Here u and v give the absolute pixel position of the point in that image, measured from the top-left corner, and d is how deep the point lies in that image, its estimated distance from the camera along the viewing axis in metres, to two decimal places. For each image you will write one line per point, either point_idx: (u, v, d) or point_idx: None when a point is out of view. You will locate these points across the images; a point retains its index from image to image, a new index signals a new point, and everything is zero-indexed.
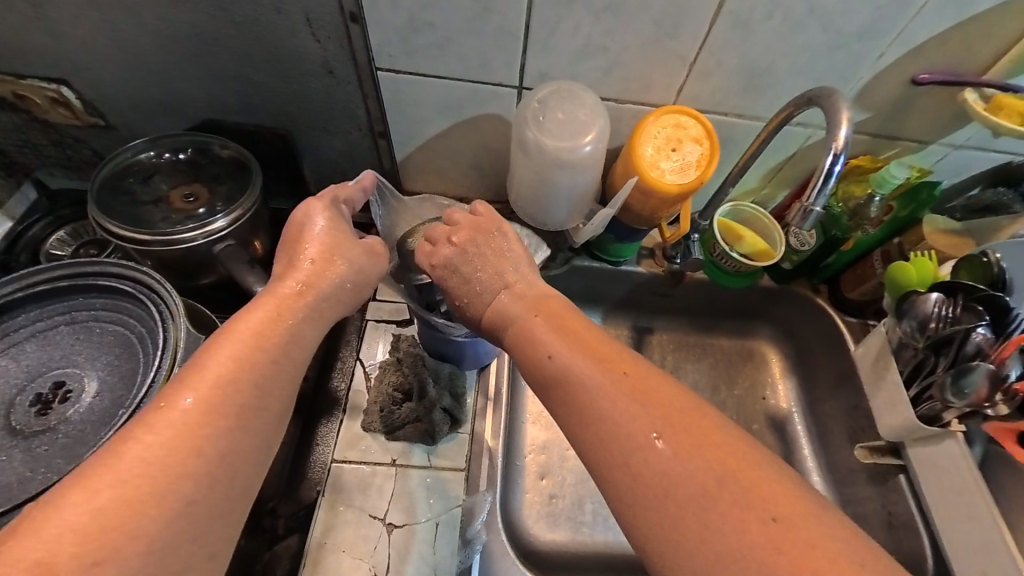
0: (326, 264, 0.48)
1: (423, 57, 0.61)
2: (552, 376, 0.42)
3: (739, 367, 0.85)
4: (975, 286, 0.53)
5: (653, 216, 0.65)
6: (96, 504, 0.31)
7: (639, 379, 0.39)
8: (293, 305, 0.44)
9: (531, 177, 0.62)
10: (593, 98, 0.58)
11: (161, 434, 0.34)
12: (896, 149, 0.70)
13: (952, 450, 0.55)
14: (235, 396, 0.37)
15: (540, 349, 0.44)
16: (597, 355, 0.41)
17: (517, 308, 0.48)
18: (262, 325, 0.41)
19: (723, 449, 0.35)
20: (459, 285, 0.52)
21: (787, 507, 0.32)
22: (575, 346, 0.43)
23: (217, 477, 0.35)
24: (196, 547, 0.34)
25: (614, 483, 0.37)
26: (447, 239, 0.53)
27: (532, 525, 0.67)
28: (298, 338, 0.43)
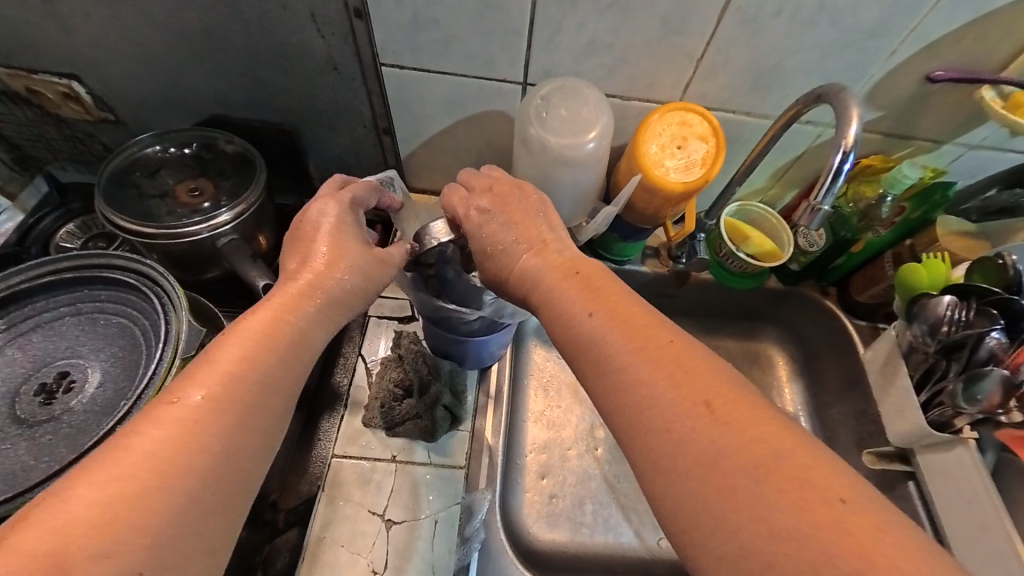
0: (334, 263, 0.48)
1: (427, 53, 0.61)
2: (585, 338, 0.41)
3: (745, 369, 0.84)
4: (989, 289, 0.50)
5: (658, 214, 0.64)
6: (103, 495, 0.31)
7: (679, 347, 0.38)
8: (303, 303, 0.44)
9: (534, 175, 0.62)
10: (597, 94, 0.58)
11: (170, 427, 0.34)
12: (908, 150, 0.69)
13: (963, 457, 0.53)
14: (242, 390, 0.37)
15: (573, 311, 0.43)
16: (639, 326, 0.39)
17: (551, 269, 0.46)
18: (267, 323, 0.42)
19: (773, 427, 0.33)
20: (490, 233, 0.50)
21: (844, 487, 0.31)
22: (615, 313, 0.41)
23: (223, 469, 0.35)
24: (197, 541, 0.33)
25: (654, 454, 0.35)
26: (485, 189, 0.53)
27: (532, 524, 0.67)
28: (307, 336, 0.44)
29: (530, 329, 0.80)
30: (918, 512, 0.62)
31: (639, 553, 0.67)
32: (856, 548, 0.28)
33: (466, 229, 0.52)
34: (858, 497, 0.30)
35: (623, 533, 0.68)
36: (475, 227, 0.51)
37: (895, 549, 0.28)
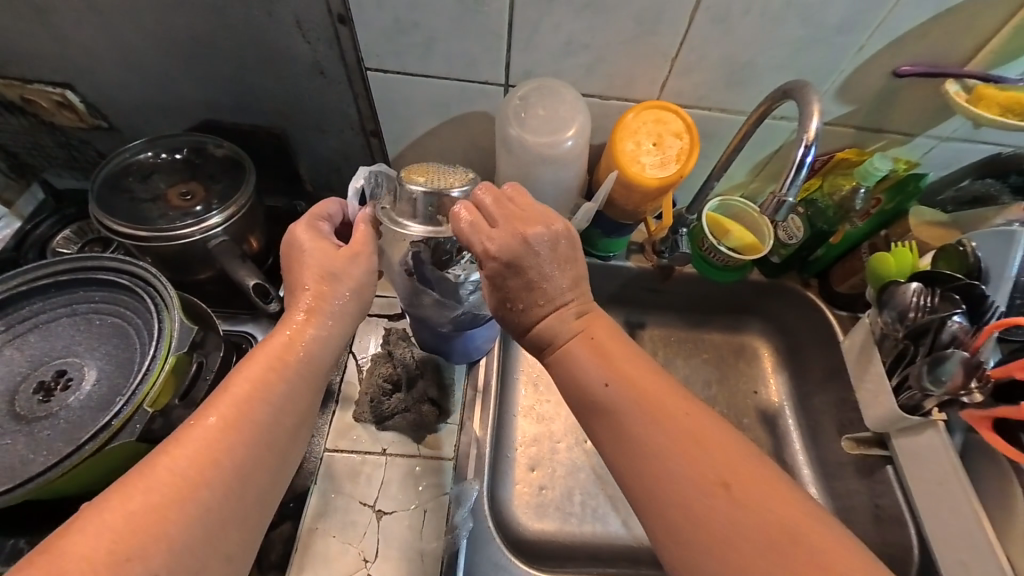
0: (322, 289, 0.51)
1: (410, 56, 0.63)
2: (607, 407, 0.43)
3: (732, 361, 0.86)
4: (953, 275, 0.51)
5: (638, 210, 0.66)
6: (130, 507, 0.36)
7: (693, 415, 0.41)
8: (312, 327, 0.49)
9: (515, 173, 0.63)
10: (574, 94, 0.59)
11: (188, 449, 0.39)
12: (882, 142, 0.70)
13: (933, 439, 0.53)
14: (254, 414, 0.43)
15: (586, 381, 0.45)
16: (658, 396, 0.42)
17: (565, 325, 0.48)
18: (276, 347, 0.47)
19: (773, 489, 0.37)
20: (512, 290, 0.49)
21: (835, 551, 0.35)
22: (631, 382, 0.43)
23: (238, 481, 0.41)
24: (199, 557, 0.37)
25: (671, 520, 0.38)
26: (513, 227, 0.48)
27: (521, 515, 0.69)
28: (309, 358, 0.48)
29: None
30: (896, 496, 0.64)
31: (627, 541, 0.69)
32: None
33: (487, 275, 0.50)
34: (845, 550, 0.35)
35: (612, 524, 0.69)
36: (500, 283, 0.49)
37: None
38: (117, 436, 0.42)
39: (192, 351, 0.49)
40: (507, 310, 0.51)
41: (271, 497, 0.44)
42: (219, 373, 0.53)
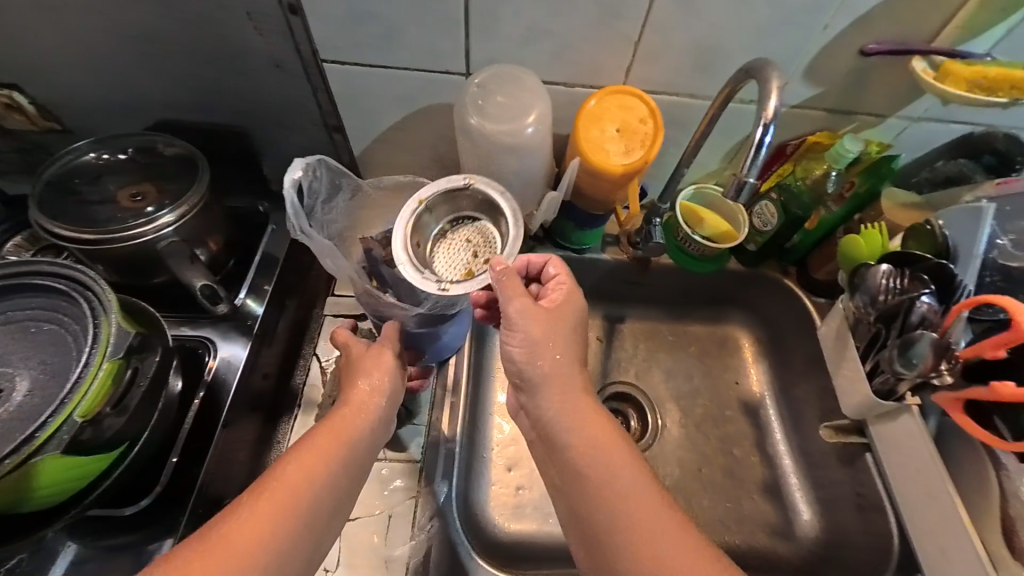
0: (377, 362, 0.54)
1: (368, 46, 0.61)
2: (577, 471, 0.46)
3: (713, 353, 0.85)
4: (921, 256, 0.50)
5: (608, 200, 0.64)
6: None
7: (650, 497, 0.44)
8: (362, 415, 0.51)
9: (478, 164, 0.61)
10: (535, 80, 0.57)
11: (246, 523, 0.41)
12: (854, 124, 0.69)
13: (909, 425, 0.52)
14: (308, 500, 0.44)
15: (560, 440, 0.48)
16: (620, 474, 0.45)
17: (547, 398, 0.49)
18: (331, 430, 0.48)
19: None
20: (549, 343, 0.50)
21: None
22: (598, 455, 0.46)
23: (277, 566, 0.41)
24: None
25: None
26: (559, 294, 0.54)
27: (499, 518, 0.67)
28: (365, 436, 0.50)
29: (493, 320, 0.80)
30: (877, 485, 0.63)
31: None
32: None
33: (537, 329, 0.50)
34: None
35: None
36: (545, 336, 0.50)
37: None
38: (41, 450, 0.40)
39: (127, 357, 0.47)
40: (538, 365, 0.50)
41: None
42: (156, 379, 0.50)
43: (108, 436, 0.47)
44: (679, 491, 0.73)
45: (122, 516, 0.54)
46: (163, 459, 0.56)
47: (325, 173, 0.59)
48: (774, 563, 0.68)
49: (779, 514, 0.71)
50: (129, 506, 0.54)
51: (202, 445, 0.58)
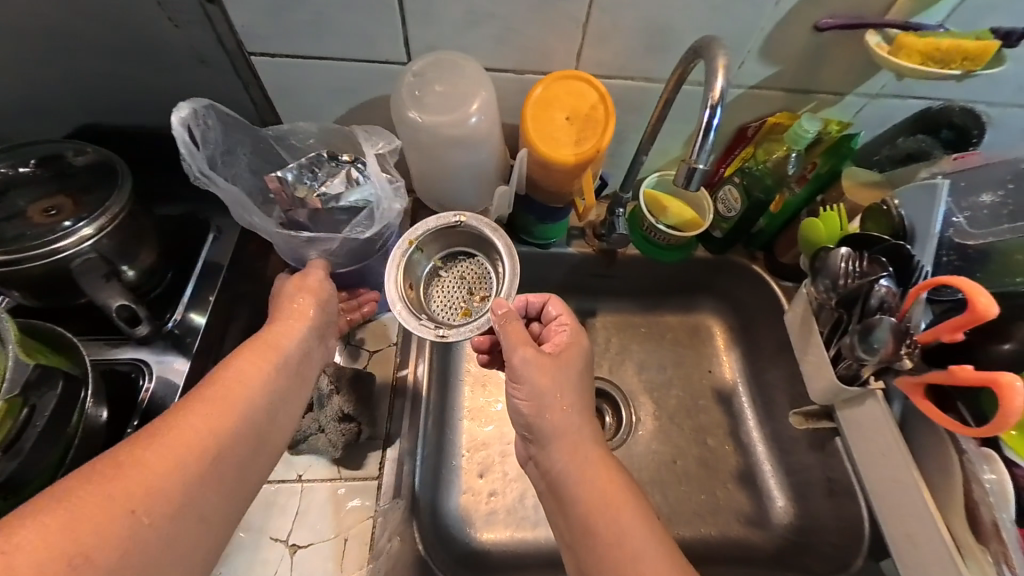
0: (302, 292, 0.57)
1: (297, 37, 0.55)
2: (590, 529, 0.43)
3: (685, 342, 0.83)
4: (879, 238, 0.48)
5: (563, 191, 0.61)
6: (112, 487, 0.36)
7: (661, 550, 0.41)
8: (296, 331, 0.54)
9: (423, 160, 0.57)
10: (475, 67, 0.53)
11: (186, 428, 0.41)
12: (814, 104, 0.67)
13: (875, 410, 0.51)
14: (247, 395, 0.46)
15: (570, 495, 0.45)
16: (634, 531, 0.42)
17: (558, 451, 0.47)
18: (263, 344, 0.51)
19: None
20: (555, 391, 0.48)
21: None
22: (612, 510, 0.43)
23: (221, 463, 0.42)
24: (175, 547, 0.38)
25: None
26: (563, 336, 0.53)
27: (469, 527, 0.64)
28: (297, 351, 0.53)
29: None
30: (847, 468, 0.62)
31: None
32: None
33: (544, 375, 0.48)
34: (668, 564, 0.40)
35: None
36: (551, 382, 0.48)
37: None
38: None
39: (22, 395, 0.44)
40: (544, 413, 0.48)
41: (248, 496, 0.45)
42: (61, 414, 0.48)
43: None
44: (654, 484, 0.72)
45: None
46: None
47: (216, 122, 0.59)
48: (748, 552, 0.67)
49: (754, 502, 0.71)
50: None
51: None
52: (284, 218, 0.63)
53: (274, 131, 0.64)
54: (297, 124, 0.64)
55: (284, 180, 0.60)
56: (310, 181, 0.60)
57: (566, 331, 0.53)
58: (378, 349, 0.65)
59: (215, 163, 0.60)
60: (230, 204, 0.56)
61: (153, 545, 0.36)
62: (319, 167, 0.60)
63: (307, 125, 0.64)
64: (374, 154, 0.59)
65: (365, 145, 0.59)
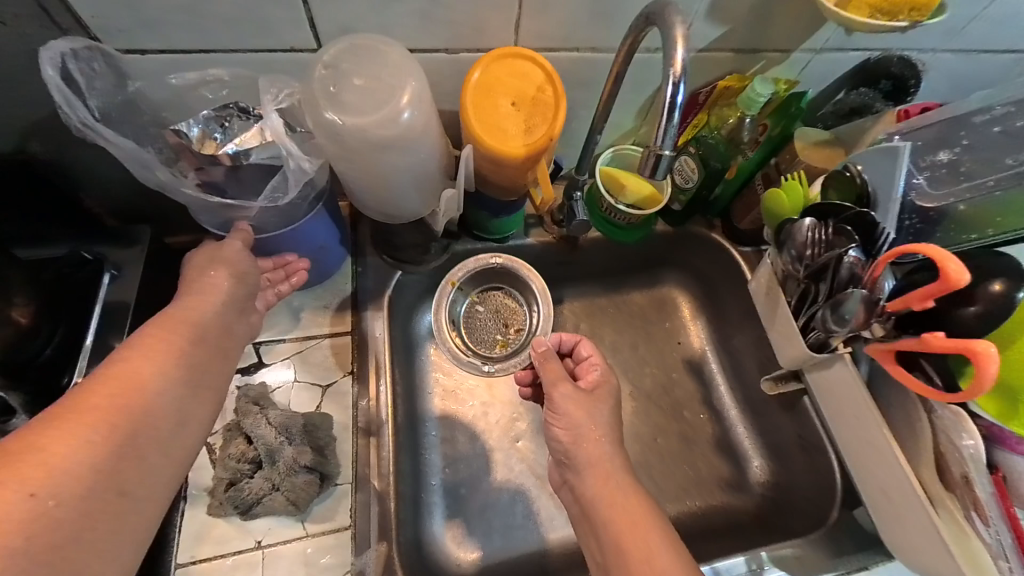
0: (208, 263, 0.48)
1: (167, 25, 0.44)
2: (616, 545, 0.43)
3: (653, 318, 0.82)
4: (843, 206, 0.48)
5: (516, 184, 0.55)
6: (1, 474, 0.31)
7: (658, 545, 0.42)
8: (210, 300, 0.47)
9: (353, 167, 0.48)
10: (397, 51, 0.45)
11: (90, 406, 0.36)
12: (762, 63, 0.65)
13: (841, 372, 0.52)
14: (158, 369, 0.40)
15: (599, 515, 0.45)
16: (647, 541, 0.42)
17: (590, 479, 0.47)
18: (174, 315, 0.44)
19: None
20: (587, 425, 0.49)
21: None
22: (635, 527, 0.43)
23: (135, 438, 0.37)
24: (90, 534, 0.33)
25: None
26: (591, 372, 0.54)
27: (456, 547, 0.63)
28: (217, 323, 0.47)
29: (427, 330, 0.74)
30: (815, 424, 0.65)
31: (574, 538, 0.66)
32: None
33: (576, 411, 0.49)
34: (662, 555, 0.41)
35: (557, 523, 0.66)
36: (583, 418, 0.49)
37: None
38: None
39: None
40: (575, 443, 0.48)
41: (174, 475, 0.40)
42: None
43: None
44: (638, 468, 0.72)
45: None
46: None
47: (105, 66, 0.45)
48: (730, 515, 0.70)
49: (732, 466, 0.73)
50: None
51: None
52: (198, 179, 0.48)
53: (179, 79, 0.48)
54: (206, 70, 0.48)
55: (184, 135, 0.45)
56: (220, 135, 0.46)
57: (594, 368, 0.54)
58: (330, 383, 0.57)
59: (103, 113, 0.45)
60: (125, 162, 0.44)
61: (66, 525, 0.32)
62: (228, 118, 0.46)
63: (220, 71, 0.48)
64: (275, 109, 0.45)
65: (263, 95, 0.45)
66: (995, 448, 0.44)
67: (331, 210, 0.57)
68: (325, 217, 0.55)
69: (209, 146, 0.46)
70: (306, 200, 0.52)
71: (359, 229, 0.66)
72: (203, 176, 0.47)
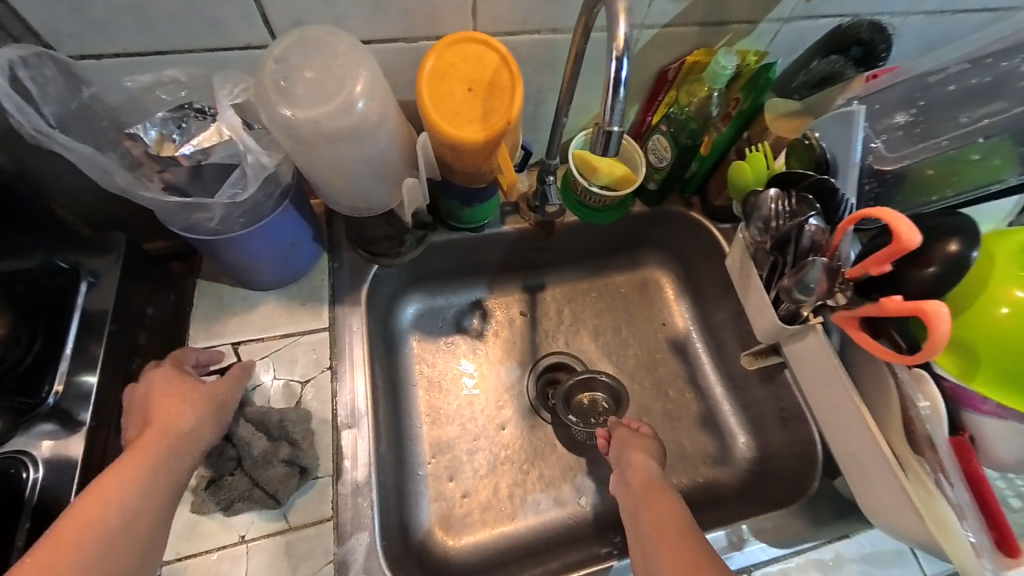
0: (182, 382, 0.52)
1: (116, 29, 0.44)
2: (637, 488, 0.56)
3: (636, 301, 0.83)
4: (804, 174, 0.48)
5: (480, 170, 0.55)
6: None
7: (666, 501, 0.53)
8: (179, 425, 0.49)
9: (311, 161, 0.48)
10: (346, 41, 0.45)
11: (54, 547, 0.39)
12: (728, 36, 0.64)
13: (812, 341, 0.52)
14: (118, 498, 0.43)
15: (628, 476, 0.58)
16: (661, 493, 0.55)
17: (622, 451, 0.62)
18: (145, 438, 0.47)
19: (664, 506, 0.53)
20: (625, 436, 0.64)
21: (662, 510, 0.52)
22: (652, 484, 0.56)
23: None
24: None
25: (652, 559, 0.49)
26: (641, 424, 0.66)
27: (445, 534, 0.64)
28: (183, 442, 0.48)
29: (409, 323, 0.75)
30: (795, 396, 0.66)
31: (560, 519, 0.67)
32: (669, 546, 0.48)
33: (620, 428, 0.65)
34: (673, 508, 0.53)
35: (543, 506, 0.68)
36: (626, 433, 0.64)
37: (684, 528, 0.50)
38: None
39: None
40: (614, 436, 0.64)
41: None
42: None
43: None
44: None
45: None
46: None
47: (58, 73, 0.44)
48: (717, 491, 0.70)
49: (717, 443, 0.73)
50: None
51: None
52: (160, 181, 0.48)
53: (134, 83, 0.48)
54: (162, 73, 0.48)
55: (142, 136, 0.46)
56: (177, 136, 0.47)
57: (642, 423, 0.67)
58: (309, 377, 0.58)
59: (61, 120, 0.46)
60: (84, 168, 0.44)
61: None
62: (185, 119, 0.47)
63: (176, 72, 0.48)
64: (230, 104, 0.45)
65: (218, 91, 0.45)
66: (961, 410, 0.45)
67: (299, 207, 0.56)
68: (292, 215, 0.55)
69: (166, 147, 0.47)
70: (270, 197, 0.52)
71: (334, 225, 0.67)
72: (163, 177, 0.48)
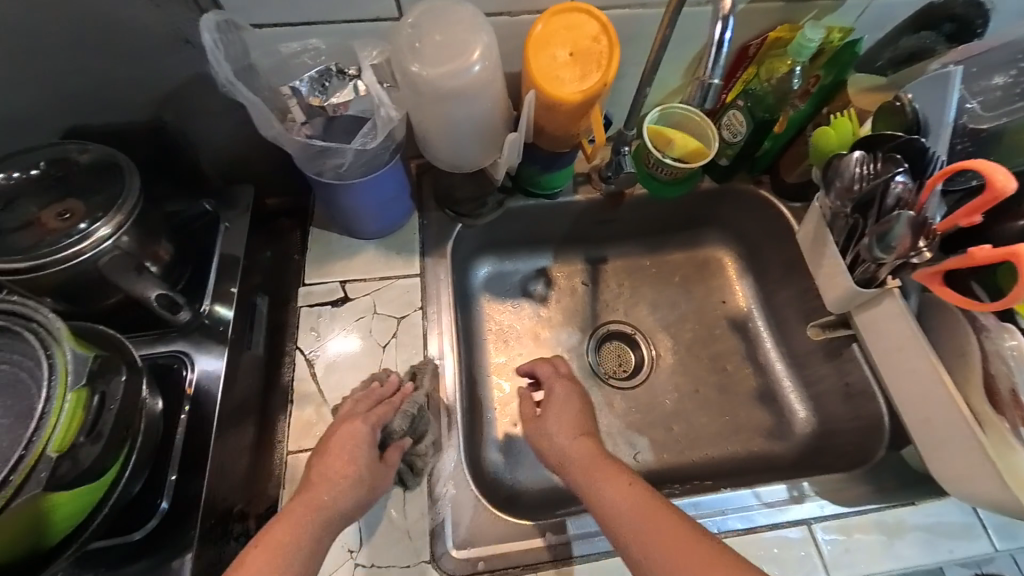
0: (352, 441, 0.52)
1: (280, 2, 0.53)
2: (577, 465, 0.53)
3: (696, 277, 0.85)
4: (891, 137, 0.50)
5: (568, 133, 0.60)
6: None
7: (614, 469, 0.51)
8: (329, 498, 0.49)
9: (425, 117, 0.55)
10: (468, 11, 0.52)
11: None
12: (813, 12, 0.65)
13: (889, 308, 0.53)
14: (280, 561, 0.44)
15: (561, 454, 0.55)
16: (601, 467, 0.52)
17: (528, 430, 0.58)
18: (309, 499, 0.49)
19: (616, 476, 0.51)
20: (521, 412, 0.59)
21: (619, 485, 0.50)
22: (590, 461, 0.53)
23: None
24: None
25: (636, 549, 0.47)
26: (558, 378, 0.60)
27: (510, 472, 0.70)
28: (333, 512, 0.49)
29: (480, 284, 0.81)
30: (863, 371, 0.67)
31: None
32: (660, 538, 0.46)
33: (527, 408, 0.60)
34: (630, 483, 0.50)
35: None
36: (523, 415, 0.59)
37: (654, 507, 0.48)
38: (20, 493, 0.39)
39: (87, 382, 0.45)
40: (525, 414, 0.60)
41: None
42: (126, 399, 0.49)
43: (85, 469, 0.45)
44: (677, 414, 0.75)
45: (131, 542, 0.51)
46: (161, 480, 0.54)
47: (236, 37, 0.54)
48: (771, 461, 0.72)
49: (774, 417, 0.75)
50: (137, 529, 0.51)
51: (196, 460, 0.55)
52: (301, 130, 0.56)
53: (286, 49, 0.57)
54: (307, 41, 0.57)
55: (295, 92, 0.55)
56: (322, 94, 0.55)
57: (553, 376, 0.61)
58: (403, 316, 0.65)
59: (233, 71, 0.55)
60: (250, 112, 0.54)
61: None
62: (329, 78, 0.55)
63: (318, 41, 0.57)
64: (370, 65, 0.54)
65: (361, 53, 0.54)
66: None
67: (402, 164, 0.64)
68: (398, 171, 0.62)
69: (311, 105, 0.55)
70: (386, 151, 0.59)
71: (424, 187, 0.74)
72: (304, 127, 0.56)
